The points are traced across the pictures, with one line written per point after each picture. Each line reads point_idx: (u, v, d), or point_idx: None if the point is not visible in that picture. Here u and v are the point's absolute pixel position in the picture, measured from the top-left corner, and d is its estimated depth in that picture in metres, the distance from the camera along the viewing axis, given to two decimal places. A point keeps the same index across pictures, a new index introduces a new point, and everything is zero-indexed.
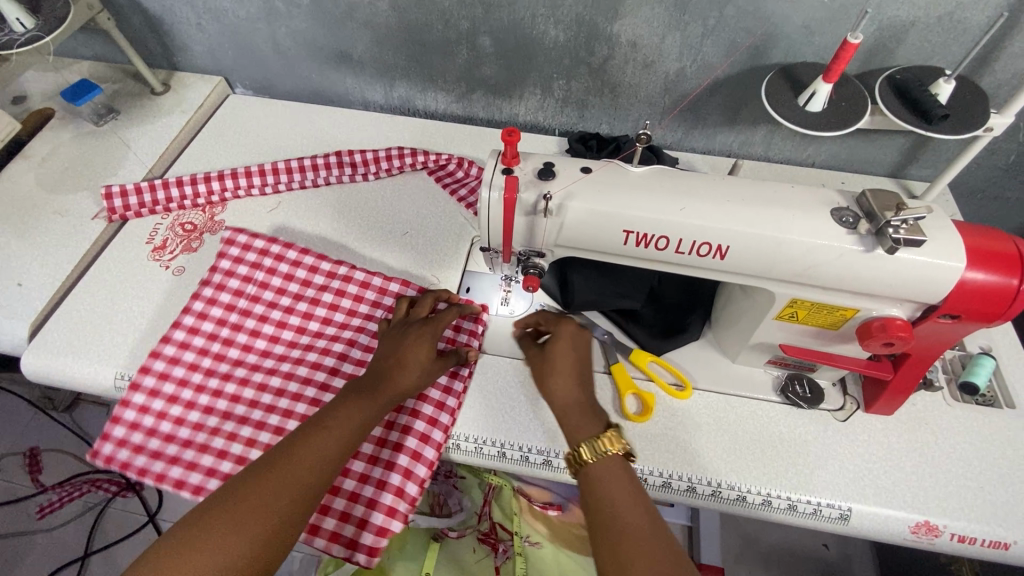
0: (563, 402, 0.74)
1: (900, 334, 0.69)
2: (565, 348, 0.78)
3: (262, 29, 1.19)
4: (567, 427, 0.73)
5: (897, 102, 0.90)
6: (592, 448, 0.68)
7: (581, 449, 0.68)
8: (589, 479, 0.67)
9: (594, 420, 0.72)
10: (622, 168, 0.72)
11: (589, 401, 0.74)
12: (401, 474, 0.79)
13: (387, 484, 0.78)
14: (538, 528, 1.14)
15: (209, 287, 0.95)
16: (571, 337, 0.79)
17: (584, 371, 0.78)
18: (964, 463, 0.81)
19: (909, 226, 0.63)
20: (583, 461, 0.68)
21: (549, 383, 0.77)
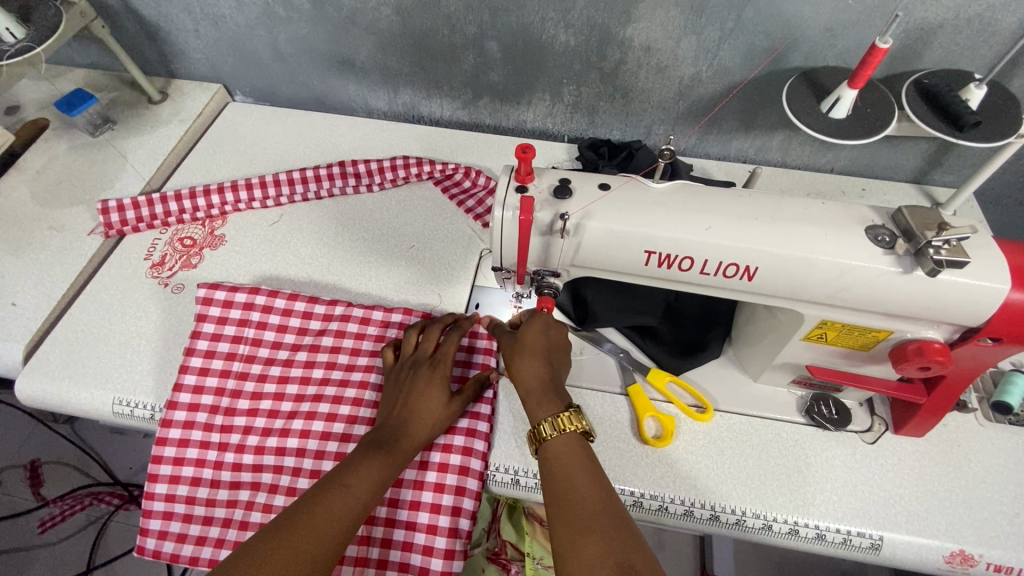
0: (529, 384, 0.75)
1: (938, 358, 0.65)
2: (538, 331, 0.76)
3: (262, 35, 1.16)
4: (529, 405, 0.74)
5: (926, 108, 0.86)
6: (553, 425, 0.71)
7: (542, 425, 0.71)
8: (548, 455, 0.70)
9: (554, 399, 0.73)
10: (643, 184, 0.68)
11: (552, 382, 0.75)
12: (428, 510, 0.77)
13: (416, 522, 0.77)
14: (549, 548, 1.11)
15: (210, 322, 0.92)
16: (546, 322, 0.76)
17: (554, 355, 0.77)
18: (999, 487, 0.78)
19: (951, 246, 0.59)
20: (544, 437, 0.71)
21: (515, 365, 0.75)
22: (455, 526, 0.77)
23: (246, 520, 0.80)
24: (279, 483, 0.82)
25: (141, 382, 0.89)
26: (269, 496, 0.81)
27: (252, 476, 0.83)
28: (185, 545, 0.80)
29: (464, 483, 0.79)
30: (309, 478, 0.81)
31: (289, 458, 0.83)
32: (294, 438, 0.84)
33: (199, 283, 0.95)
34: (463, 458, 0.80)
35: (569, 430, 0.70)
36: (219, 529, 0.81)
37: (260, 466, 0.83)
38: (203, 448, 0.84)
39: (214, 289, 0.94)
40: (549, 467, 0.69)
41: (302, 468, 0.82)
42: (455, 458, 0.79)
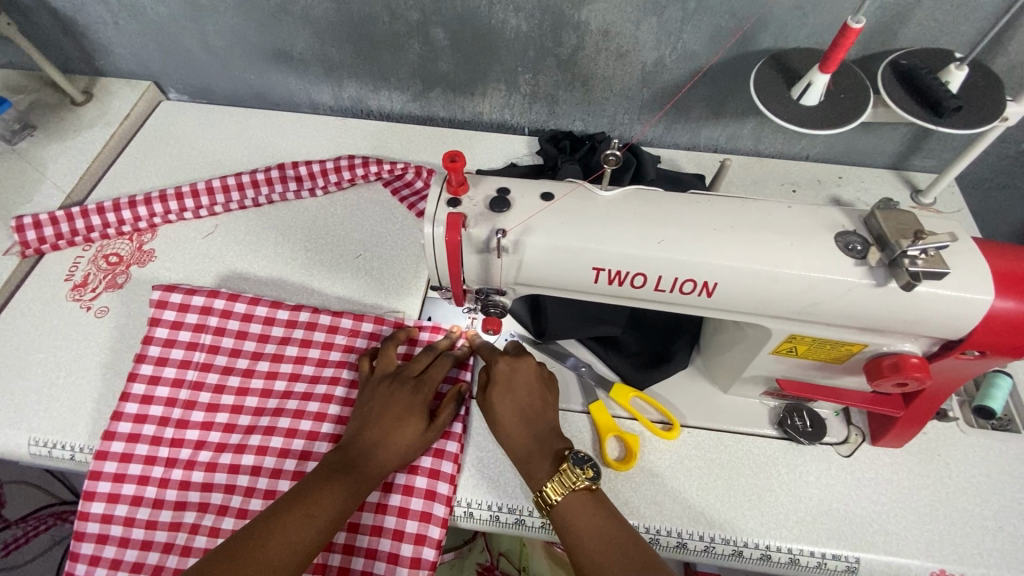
0: (518, 451, 0.71)
1: (916, 374, 0.59)
2: (504, 393, 0.73)
3: (188, 27, 1.06)
4: (527, 472, 0.70)
5: (904, 92, 0.80)
6: (560, 485, 0.66)
7: (548, 489, 0.66)
8: (561, 516, 0.65)
9: (547, 463, 0.69)
10: (590, 191, 0.61)
11: (539, 440, 0.71)
12: (390, 536, 0.71)
13: (376, 550, 0.70)
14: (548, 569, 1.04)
15: (164, 327, 0.85)
16: (508, 380, 0.74)
17: (529, 407, 0.73)
18: (981, 500, 0.73)
19: (929, 256, 0.53)
20: (552, 501, 0.66)
21: (499, 433, 0.73)
22: (418, 556, 0.70)
23: (190, 545, 0.72)
24: (229, 504, 0.74)
25: (62, 417, 0.81)
26: (216, 518, 0.73)
27: (200, 496, 0.75)
28: (119, 573, 0.72)
29: (430, 509, 0.72)
30: (263, 500, 0.74)
31: (242, 477, 0.75)
32: (248, 456, 0.77)
33: (154, 286, 0.88)
34: (429, 481, 0.73)
35: (577, 489, 0.65)
36: (158, 554, 0.72)
37: (209, 485, 0.75)
38: (149, 463, 0.76)
39: (169, 291, 0.87)
40: (567, 531, 0.64)
41: (256, 489, 0.74)
42: (421, 480, 0.73)
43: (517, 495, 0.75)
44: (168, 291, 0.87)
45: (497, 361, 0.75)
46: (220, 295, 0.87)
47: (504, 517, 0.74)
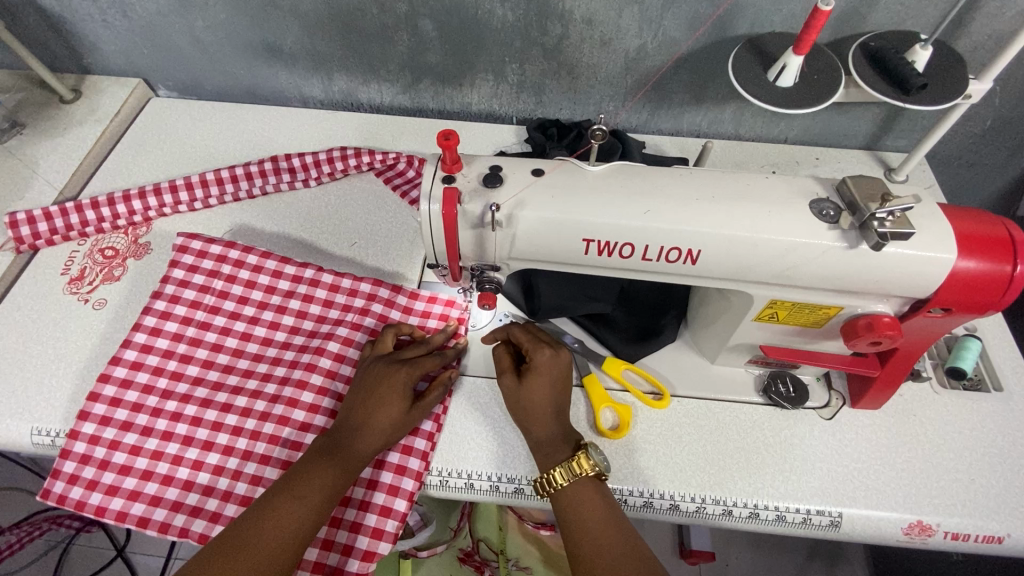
0: (536, 438, 0.73)
1: (889, 332, 0.63)
2: (543, 385, 0.74)
3: (177, 23, 1.07)
4: (539, 457, 0.73)
5: (873, 73, 0.84)
6: (567, 470, 0.68)
7: (555, 473, 0.68)
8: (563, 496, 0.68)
9: (564, 447, 0.72)
10: (578, 167, 0.64)
11: (564, 434, 0.73)
12: (365, 486, 0.74)
13: (350, 498, 0.73)
14: (529, 551, 1.03)
15: (180, 268, 0.89)
16: (550, 376, 0.75)
17: (562, 402, 0.75)
18: (954, 455, 0.78)
19: (895, 218, 0.57)
20: (555, 482, 0.68)
21: (522, 419, 0.74)
22: (381, 527, 0.72)
23: (170, 475, 0.74)
24: (215, 440, 0.76)
25: (60, 394, 0.83)
26: (200, 452, 0.76)
27: (187, 429, 0.77)
28: (93, 494, 0.73)
29: (399, 483, 0.74)
30: (249, 439, 0.76)
31: (231, 416, 0.78)
32: (243, 397, 0.79)
33: (178, 234, 0.93)
34: (402, 456, 0.75)
35: (584, 474, 0.68)
36: (135, 480, 0.74)
37: (198, 420, 0.78)
38: (145, 393, 0.79)
39: (191, 238, 0.91)
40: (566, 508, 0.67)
41: (244, 429, 0.77)
42: (394, 456, 0.75)
43: (515, 467, 0.77)
44: (186, 243, 0.91)
45: (537, 353, 0.75)
46: (235, 247, 0.91)
47: (505, 487, 0.76)
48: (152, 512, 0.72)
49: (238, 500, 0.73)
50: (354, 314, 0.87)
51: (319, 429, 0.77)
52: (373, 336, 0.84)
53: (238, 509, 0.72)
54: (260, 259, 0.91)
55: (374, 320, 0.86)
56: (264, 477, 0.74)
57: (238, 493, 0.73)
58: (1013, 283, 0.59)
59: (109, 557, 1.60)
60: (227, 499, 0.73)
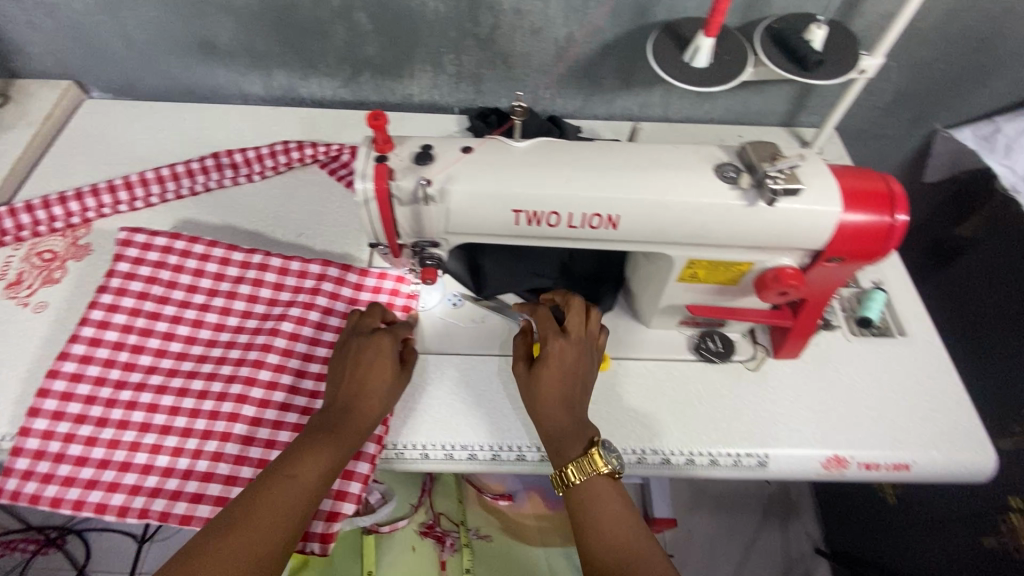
0: (548, 428, 0.73)
1: (792, 282, 0.70)
2: (555, 375, 0.74)
3: (107, 22, 1.06)
4: (552, 451, 0.73)
5: (777, 52, 0.91)
6: (579, 469, 0.69)
7: (567, 470, 0.69)
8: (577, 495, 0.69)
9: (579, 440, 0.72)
10: (504, 143, 0.68)
11: (578, 425, 0.73)
12: None
13: None
14: (489, 519, 1.10)
15: (125, 261, 0.90)
16: (560, 364, 0.74)
17: (575, 391, 0.74)
18: (865, 394, 0.86)
19: (785, 175, 0.64)
20: (570, 481, 0.69)
21: (537, 411, 0.75)
22: (345, 489, 0.75)
23: (129, 461, 0.76)
24: (173, 424, 0.78)
25: (4, 397, 0.82)
26: (159, 437, 0.78)
27: (144, 416, 0.79)
28: (50, 486, 0.74)
29: (360, 447, 0.77)
30: (207, 420, 0.79)
31: (188, 400, 0.80)
32: (199, 381, 0.82)
33: (119, 228, 0.92)
34: None
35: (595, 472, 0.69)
36: (94, 470, 0.75)
37: (155, 406, 0.79)
38: (98, 385, 0.80)
39: (133, 232, 0.91)
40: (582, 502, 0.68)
41: (201, 411, 0.79)
42: None
43: (467, 433, 0.81)
44: (127, 240, 0.91)
45: (550, 341, 0.75)
46: (180, 237, 0.92)
47: (458, 454, 0.80)
48: (112, 497, 0.74)
49: (199, 478, 0.75)
50: (305, 295, 0.89)
51: (277, 404, 0.80)
52: (325, 315, 0.88)
53: (200, 486, 0.75)
54: (207, 249, 0.92)
55: (325, 299, 0.89)
56: (225, 454, 0.77)
57: (199, 471, 0.76)
58: (893, 232, 0.67)
59: None
60: (189, 478, 0.75)
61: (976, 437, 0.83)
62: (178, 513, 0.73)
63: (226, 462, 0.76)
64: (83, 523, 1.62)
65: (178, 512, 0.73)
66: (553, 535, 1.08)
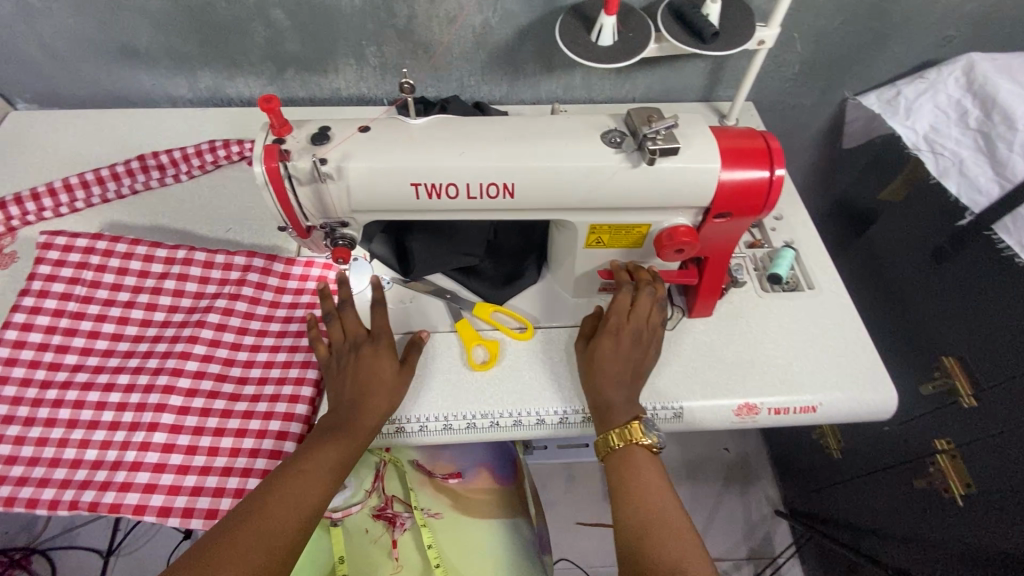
0: (598, 398, 0.77)
1: (686, 239, 0.74)
2: (610, 352, 0.78)
3: (22, 31, 1.06)
4: (598, 418, 0.77)
5: (676, 27, 0.96)
6: (621, 436, 0.73)
7: (610, 435, 0.73)
8: (615, 461, 0.72)
9: (629, 408, 0.75)
10: (401, 121, 0.71)
11: (628, 398, 0.76)
12: (254, 436, 0.79)
13: (240, 448, 0.78)
14: (440, 499, 1.08)
15: (46, 264, 0.90)
16: (614, 342, 0.79)
17: (629, 367, 0.78)
18: (775, 345, 0.91)
19: (664, 135, 0.67)
20: (614, 446, 0.73)
21: (588, 382, 0.79)
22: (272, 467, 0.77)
23: (57, 456, 0.78)
24: (100, 418, 0.80)
25: None
26: (86, 431, 0.79)
27: (72, 413, 0.80)
28: None
29: (287, 428, 0.80)
30: (135, 412, 0.80)
31: (115, 394, 0.82)
32: (125, 375, 0.83)
33: (40, 233, 0.93)
34: (289, 405, 0.81)
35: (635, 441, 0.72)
36: (23, 467, 0.77)
37: (82, 402, 0.81)
38: (25, 385, 0.82)
39: (54, 235, 0.92)
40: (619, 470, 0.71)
41: (128, 403, 0.81)
42: (282, 406, 0.81)
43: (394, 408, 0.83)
44: (47, 245, 0.91)
45: (609, 321, 0.81)
46: (101, 237, 0.93)
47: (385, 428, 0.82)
48: (41, 492, 0.75)
49: (128, 467, 0.77)
50: (231, 286, 0.91)
51: (204, 391, 0.82)
52: (252, 304, 0.90)
53: (128, 475, 0.76)
54: (130, 248, 0.93)
55: (252, 289, 0.91)
56: (152, 443, 0.78)
57: (128, 461, 0.77)
58: (772, 185, 0.71)
59: None
60: (117, 468, 0.77)
61: (878, 377, 0.88)
62: (107, 502, 0.75)
63: (154, 450, 0.78)
64: (47, 542, 1.61)
65: (107, 501, 0.75)
66: (496, 509, 1.09)
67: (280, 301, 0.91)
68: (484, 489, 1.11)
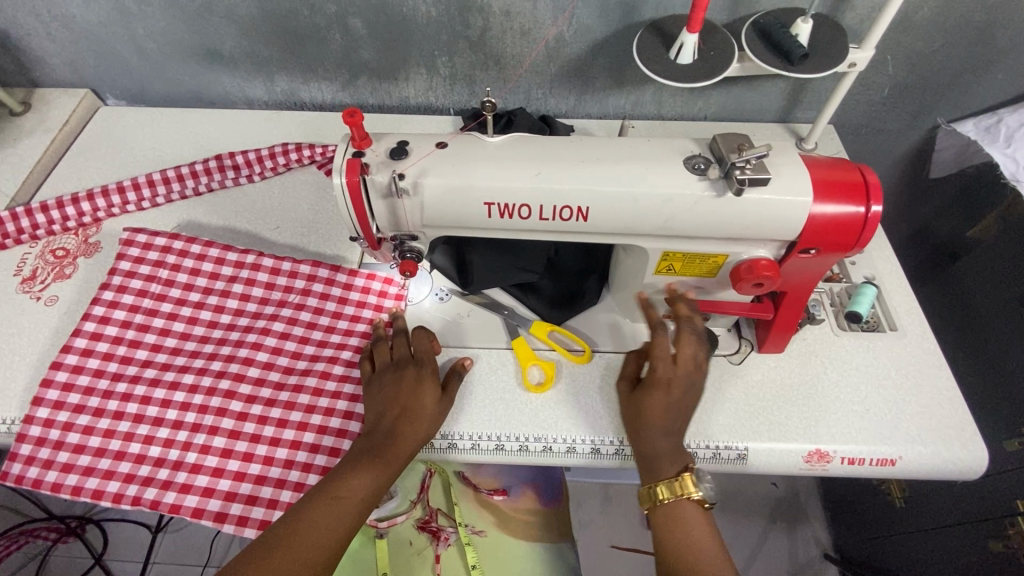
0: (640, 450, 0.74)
1: (766, 273, 0.70)
2: (656, 403, 0.73)
3: (119, 32, 1.12)
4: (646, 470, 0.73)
5: (762, 47, 0.91)
6: (669, 488, 0.69)
7: (658, 488, 0.70)
8: (661, 518, 0.69)
9: (678, 460, 0.72)
10: (478, 139, 0.70)
11: (676, 447, 0.73)
12: (308, 449, 0.80)
13: (294, 461, 0.79)
14: (484, 517, 1.07)
15: (126, 261, 0.95)
16: (661, 391, 0.73)
17: (677, 414, 0.74)
18: (851, 389, 0.85)
19: (754, 165, 0.64)
20: (659, 499, 0.70)
21: (632, 433, 0.75)
22: None
23: (123, 451, 0.80)
24: (165, 416, 0.82)
25: (13, 385, 0.87)
26: (151, 428, 0.82)
27: (139, 408, 0.83)
28: (50, 472, 0.78)
29: (340, 444, 0.80)
30: (197, 412, 0.82)
31: (180, 393, 0.84)
32: (191, 375, 0.86)
33: (123, 229, 0.98)
34: (343, 420, 0.82)
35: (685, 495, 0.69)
36: (90, 457, 0.79)
37: (149, 398, 0.84)
38: (97, 376, 0.85)
39: (136, 233, 0.97)
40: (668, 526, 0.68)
41: (192, 403, 0.83)
42: (336, 420, 0.82)
43: (448, 425, 0.83)
44: (127, 244, 0.96)
45: (656, 362, 0.74)
46: (179, 238, 0.97)
47: (438, 442, 0.82)
48: (106, 485, 0.78)
49: (188, 468, 0.79)
50: (295, 294, 0.94)
51: (263, 399, 0.83)
52: (314, 314, 0.92)
53: (188, 477, 0.78)
54: (203, 250, 0.97)
55: (314, 299, 0.93)
56: (212, 446, 0.80)
57: (188, 462, 0.79)
58: (868, 223, 0.66)
59: (86, 565, 1.62)
60: (178, 469, 0.79)
61: (967, 434, 0.81)
62: (167, 502, 0.76)
63: (213, 454, 0.79)
64: (101, 513, 1.69)
65: (167, 500, 0.77)
66: (545, 530, 1.07)
67: (341, 312, 0.92)
68: (529, 508, 1.10)
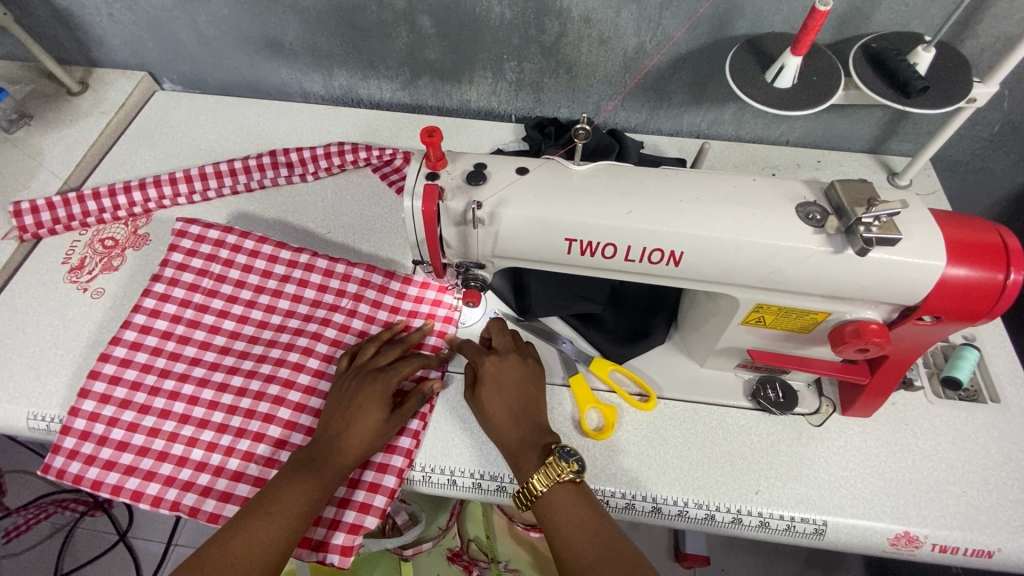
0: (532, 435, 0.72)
1: (876, 339, 0.62)
2: (504, 392, 0.74)
3: (181, 17, 1.08)
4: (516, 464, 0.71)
5: (873, 74, 0.82)
6: (546, 475, 0.67)
7: (534, 480, 0.66)
8: (548, 505, 0.66)
9: (535, 454, 0.70)
10: (563, 166, 0.63)
11: (531, 436, 0.72)
12: None
13: None
14: (520, 554, 1.03)
15: (179, 252, 0.92)
16: (514, 379, 0.76)
17: (524, 408, 0.74)
18: (946, 466, 0.76)
19: (882, 223, 0.56)
20: (536, 492, 0.67)
21: (490, 425, 0.74)
22: (370, 502, 0.72)
23: (165, 451, 0.76)
24: (210, 418, 0.78)
25: (57, 380, 0.84)
26: (196, 430, 0.77)
27: (185, 407, 0.79)
28: (91, 468, 0.75)
29: (389, 460, 0.75)
30: (243, 418, 0.78)
31: (228, 395, 0.79)
32: (239, 377, 0.81)
33: (176, 219, 0.95)
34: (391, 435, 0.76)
35: (562, 480, 0.66)
36: (132, 456, 0.76)
37: (196, 398, 0.79)
38: (144, 371, 0.81)
39: (190, 223, 0.94)
40: (549, 511, 0.66)
41: (238, 407, 0.78)
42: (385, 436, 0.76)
43: (499, 464, 0.77)
44: (179, 237, 0.93)
45: (485, 360, 0.77)
46: (232, 232, 0.93)
47: (488, 484, 0.76)
48: (146, 487, 0.74)
49: (229, 476, 0.74)
50: (349, 298, 0.88)
51: (312, 409, 0.78)
52: (367, 323, 0.86)
53: (229, 485, 0.73)
54: (256, 246, 0.93)
55: (368, 306, 0.88)
56: (256, 454, 0.75)
57: (230, 469, 0.74)
58: (1006, 292, 0.58)
59: (111, 541, 1.62)
60: (219, 475, 0.74)
61: None
62: (207, 511, 0.72)
63: (256, 463, 0.75)
64: None
65: (207, 508, 0.72)
66: None
67: (394, 321, 0.87)
68: None
